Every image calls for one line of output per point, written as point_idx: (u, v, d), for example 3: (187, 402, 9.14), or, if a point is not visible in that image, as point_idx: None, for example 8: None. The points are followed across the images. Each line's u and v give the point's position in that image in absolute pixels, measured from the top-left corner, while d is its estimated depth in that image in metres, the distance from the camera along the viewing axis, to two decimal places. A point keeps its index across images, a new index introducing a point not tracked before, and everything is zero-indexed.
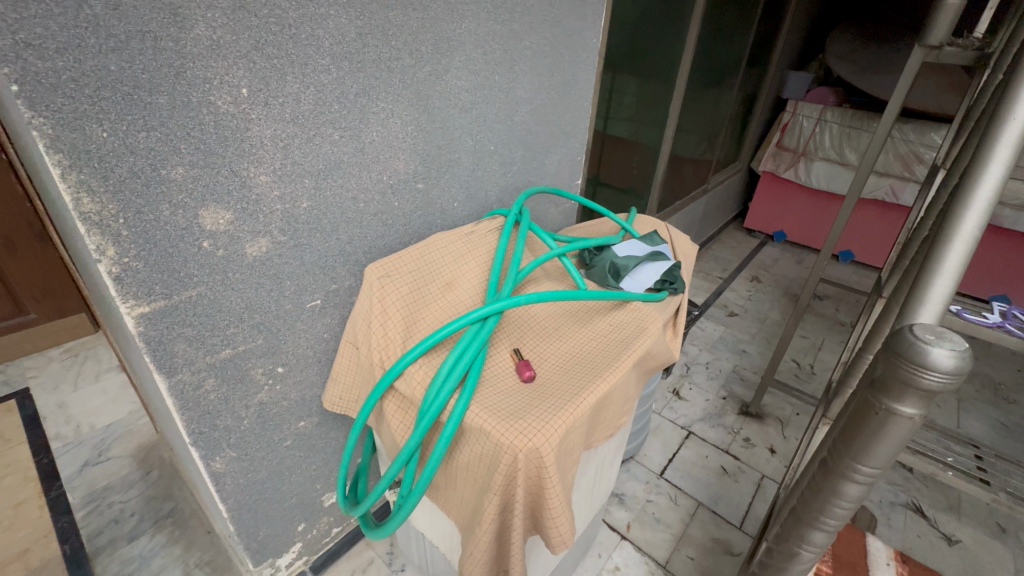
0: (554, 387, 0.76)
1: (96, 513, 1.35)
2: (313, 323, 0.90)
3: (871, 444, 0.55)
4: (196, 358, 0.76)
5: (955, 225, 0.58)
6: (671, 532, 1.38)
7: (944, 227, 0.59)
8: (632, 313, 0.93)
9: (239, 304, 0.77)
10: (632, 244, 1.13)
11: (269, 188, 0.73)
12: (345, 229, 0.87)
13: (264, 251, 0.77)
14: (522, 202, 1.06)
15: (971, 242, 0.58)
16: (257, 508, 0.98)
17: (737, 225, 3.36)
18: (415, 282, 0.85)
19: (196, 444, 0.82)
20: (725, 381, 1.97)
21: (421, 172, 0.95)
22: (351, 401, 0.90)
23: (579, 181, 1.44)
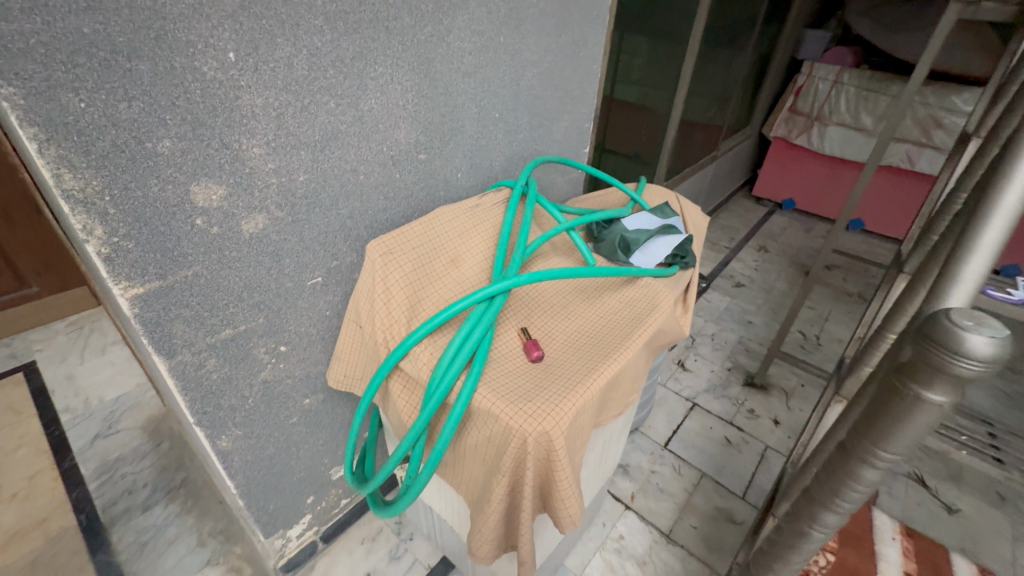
0: (562, 368, 0.74)
1: (109, 484, 1.36)
2: (314, 301, 0.88)
3: (894, 430, 0.53)
4: (196, 339, 0.74)
5: (995, 200, 0.55)
6: (674, 502, 1.40)
7: (983, 202, 0.55)
8: (642, 289, 0.90)
9: (238, 283, 0.75)
10: (642, 216, 1.09)
11: (264, 161, 0.70)
12: (345, 203, 0.83)
13: (261, 228, 0.74)
14: (528, 172, 1.01)
15: (1012, 218, 0.54)
16: (266, 483, 0.98)
17: (746, 193, 3.28)
18: (419, 259, 0.82)
19: (201, 423, 0.81)
20: (730, 352, 1.96)
21: (423, 142, 0.90)
22: (356, 379, 0.89)
23: (586, 149, 1.38)
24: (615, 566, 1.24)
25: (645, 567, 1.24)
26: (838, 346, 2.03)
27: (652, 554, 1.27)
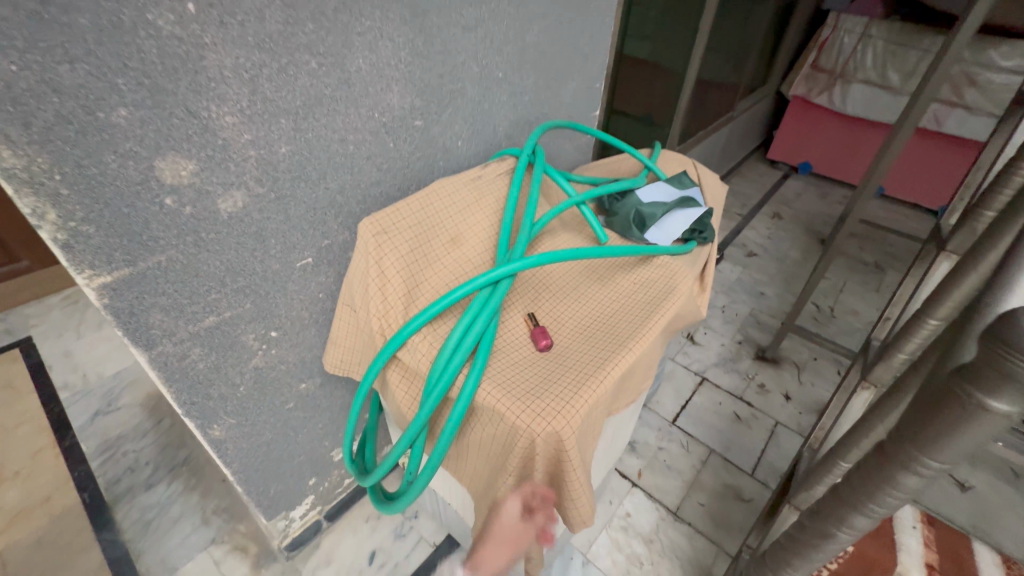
0: (573, 359, 0.69)
1: (112, 462, 1.34)
2: (305, 283, 0.82)
3: (945, 438, 0.48)
4: (177, 328, 0.68)
5: None
6: (682, 479, 1.38)
7: None
8: (659, 269, 0.83)
9: (219, 267, 0.69)
10: (658, 187, 1.00)
11: (238, 131, 0.62)
12: (334, 176, 0.76)
13: (241, 207, 0.67)
14: (536, 139, 0.93)
15: None
16: (264, 469, 0.95)
17: (760, 156, 3.14)
18: (417, 238, 0.75)
19: (190, 413, 0.77)
20: (741, 325, 1.91)
21: (419, 106, 0.81)
22: (353, 365, 0.84)
23: (597, 112, 1.28)
24: (621, 543, 1.23)
25: (651, 545, 1.23)
26: (853, 319, 1.97)
27: (658, 532, 1.26)
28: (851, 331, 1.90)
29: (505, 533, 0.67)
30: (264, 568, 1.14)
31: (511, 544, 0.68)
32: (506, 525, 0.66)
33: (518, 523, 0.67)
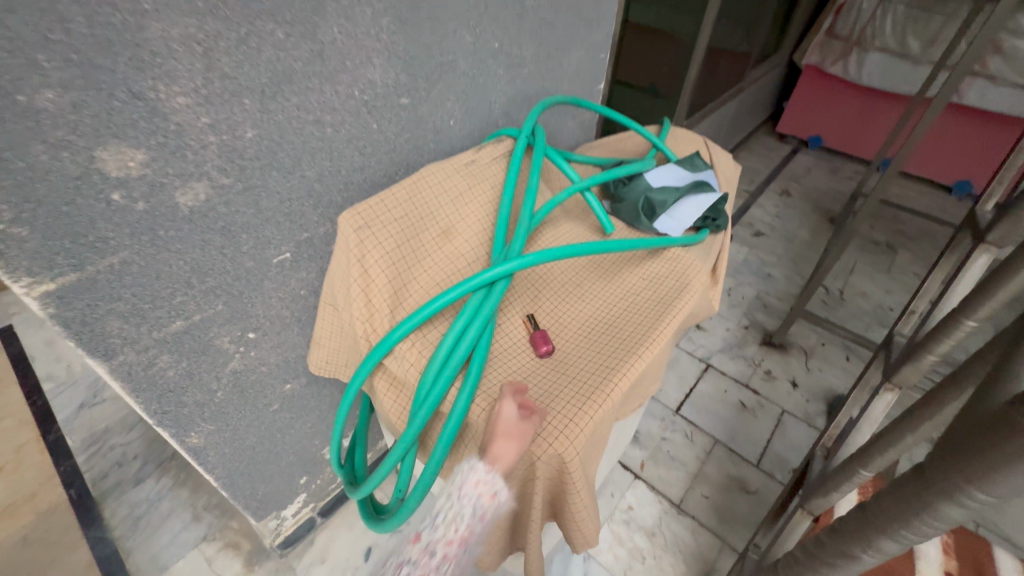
0: (578, 366, 0.63)
1: (99, 456, 1.30)
2: (284, 280, 0.75)
3: (1002, 473, 0.42)
4: (140, 336, 0.62)
5: None
6: (686, 470, 1.34)
7: None
8: (670, 263, 0.76)
9: (184, 267, 0.62)
10: (669, 170, 0.92)
11: (194, 114, 0.54)
12: (311, 162, 0.68)
13: (204, 200, 0.59)
14: (535, 118, 0.84)
15: None
16: (250, 472, 0.91)
17: (769, 129, 3.02)
18: (404, 233, 0.67)
19: (163, 423, 0.71)
20: (748, 308, 1.85)
21: (405, 82, 0.73)
22: (339, 366, 0.77)
23: (602, 85, 1.19)
24: (624, 538, 1.20)
25: (654, 539, 1.20)
26: (862, 301, 1.91)
27: (661, 525, 1.23)
28: (861, 315, 1.85)
29: (499, 429, 0.54)
30: (257, 566, 1.12)
31: (507, 440, 0.53)
32: (499, 419, 0.54)
33: (516, 423, 0.54)
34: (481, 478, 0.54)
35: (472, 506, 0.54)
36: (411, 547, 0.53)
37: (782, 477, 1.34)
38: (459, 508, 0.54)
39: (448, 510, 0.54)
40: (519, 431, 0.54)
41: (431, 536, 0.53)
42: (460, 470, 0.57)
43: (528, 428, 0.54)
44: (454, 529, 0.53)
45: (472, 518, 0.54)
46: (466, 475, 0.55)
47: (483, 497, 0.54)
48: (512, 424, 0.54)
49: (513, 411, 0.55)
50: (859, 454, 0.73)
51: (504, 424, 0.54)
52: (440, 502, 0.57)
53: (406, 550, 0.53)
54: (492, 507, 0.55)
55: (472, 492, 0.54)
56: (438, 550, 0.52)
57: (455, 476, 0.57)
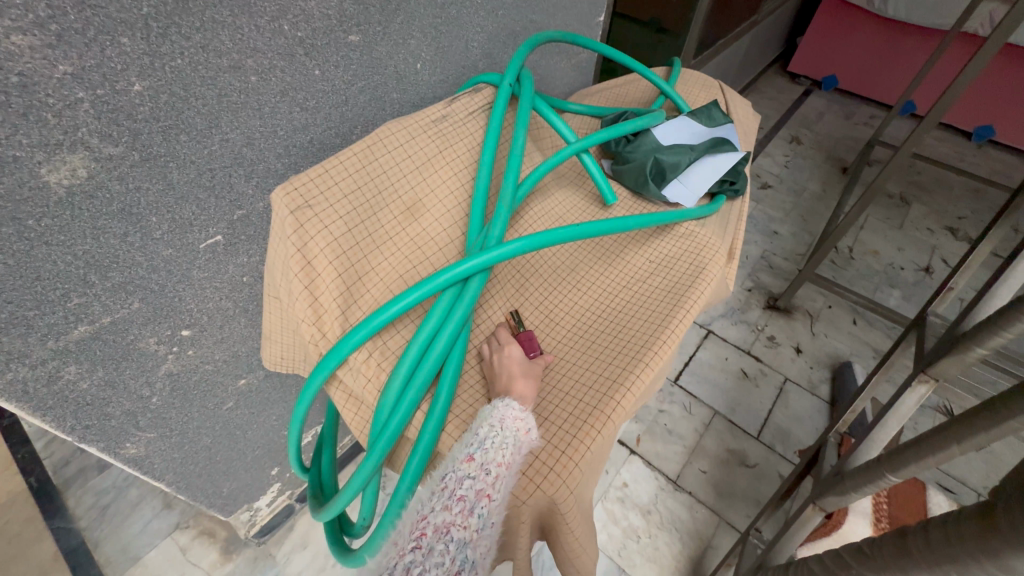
0: (573, 372, 0.53)
1: (59, 441, 1.21)
2: (219, 267, 0.62)
3: None
4: (30, 349, 0.50)
5: None
6: (684, 444, 1.28)
7: None
8: (682, 241, 0.65)
9: (76, 262, 0.49)
10: (681, 123, 0.78)
11: (43, 60, 0.39)
12: (233, 122, 0.53)
13: (87, 178, 0.46)
14: (521, 58, 0.68)
15: None
16: (209, 472, 0.82)
17: (780, 69, 2.78)
18: (357, 214, 0.54)
19: (88, 438, 0.61)
20: (752, 269, 1.74)
21: (352, 13, 0.57)
22: (297, 363, 0.66)
23: (602, 17, 1.00)
24: (618, 516, 1.16)
25: (649, 517, 1.16)
26: (872, 260, 1.80)
27: (657, 502, 1.18)
28: (870, 275, 1.75)
29: (513, 370, 0.50)
30: (235, 554, 1.07)
31: (523, 381, 0.49)
32: (510, 362, 0.50)
33: (524, 368, 0.50)
34: (519, 416, 0.45)
35: (514, 439, 0.44)
36: (463, 464, 0.44)
37: (783, 450, 1.29)
38: (502, 441, 0.44)
39: (494, 438, 0.44)
40: (532, 371, 0.50)
41: (483, 455, 0.44)
42: (488, 407, 0.47)
43: (535, 372, 0.50)
44: (504, 455, 0.43)
45: (518, 449, 0.45)
46: (502, 412, 0.45)
47: (522, 433, 0.45)
48: (524, 368, 0.50)
49: (519, 354, 0.51)
50: (886, 457, 0.64)
51: (516, 366, 0.50)
52: (479, 427, 0.46)
53: (458, 466, 0.44)
54: (531, 443, 0.46)
55: (512, 427, 0.45)
56: (492, 470, 0.43)
57: (483, 411, 0.46)
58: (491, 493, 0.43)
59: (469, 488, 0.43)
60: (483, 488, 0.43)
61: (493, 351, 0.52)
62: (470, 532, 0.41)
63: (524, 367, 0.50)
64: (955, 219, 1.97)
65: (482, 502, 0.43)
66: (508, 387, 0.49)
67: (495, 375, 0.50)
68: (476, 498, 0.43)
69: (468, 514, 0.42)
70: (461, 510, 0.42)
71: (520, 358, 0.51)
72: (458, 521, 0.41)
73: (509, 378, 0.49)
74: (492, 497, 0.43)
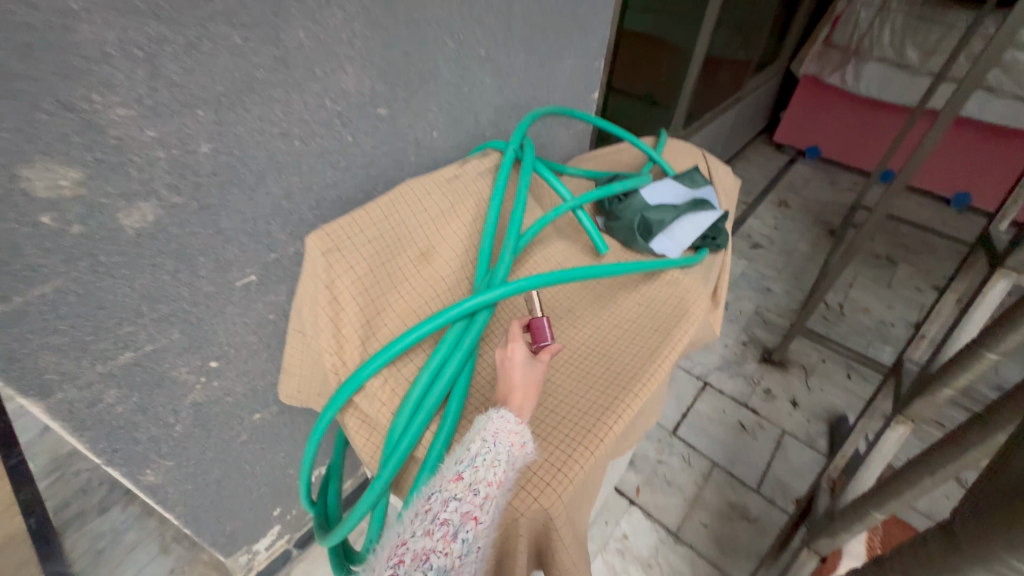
0: (569, 398, 0.57)
1: (62, 483, 1.22)
2: (249, 304, 0.69)
3: None
4: (81, 370, 0.56)
5: None
6: (683, 496, 1.28)
7: None
8: (669, 287, 0.72)
9: (132, 295, 0.56)
10: (666, 186, 0.87)
11: (137, 127, 0.48)
12: (277, 178, 0.62)
13: (154, 221, 0.54)
14: (524, 129, 0.79)
15: None
16: (216, 507, 0.84)
17: (766, 139, 2.99)
18: (379, 256, 0.62)
19: (114, 461, 0.65)
20: (747, 324, 1.80)
21: (382, 91, 0.67)
22: (312, 397, 0.72)
23: (596, 94, 1.14)
24: (618, 569, 1.14)
25: (650, 571, 1.14)
26: (863, 317, 1.86)
27: (658, 556, 1.17)
28: (861, 331, 1.80)
29: (513, 382, 0.49)
30: None
31: (519, 396, 0.48)
32: (510, 368, 0.49)
33: (524, 375, 0.49)
34: (514, 429, 0.46)
35: (508, 455, 0.45)
36: (451, 484, 0.44)
37: (783, 503, 1.29)
38: (496, 457, 0.44)
39: (486, 454, 0.45)
40: (533, 372, 0.50)
41: (472, 475, 0.44)
42: (483, 417, 0.47)
43: (535, 375, 0.50)
44: (495, 472, 0.44)
45: (511, 466, 0.45)
46: (498, 425, 0.46)
47: (518, 446, 0.46)
48: (526, 379, 0.49)
49: (524, 353, 0.50)
50: (870, 494, 0.67)
51: (517, 372, 0.49)
52: (470, 443, 0.46)
53: (445, 486, 0.44)
54: (526, 458, 0.47)
55: (506, 442, 0.46)
56: (481, 491, 0.44)
57: (477, 422, 0.47)
58: (477, 516, 0.43)
59: (454, 511, 0.43)
60: (470, 510, 0.43)
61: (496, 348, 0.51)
62: (451, 559, 0.41)
63: (527, 373, 0.50)
64: (940, 278, 2.05)
65: (467, 525, 0.42)
66: (505, 399, 0.48)
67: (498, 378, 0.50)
68: (461, 521, 0.42)
69: (450, 540, 0.41)
70: (443, 535, 0.41)
71: (524, 361, 0.50)
72: (439, 548, 0.41)
73: (508, 387, 0.49)
74: (478, 521, 0.43)
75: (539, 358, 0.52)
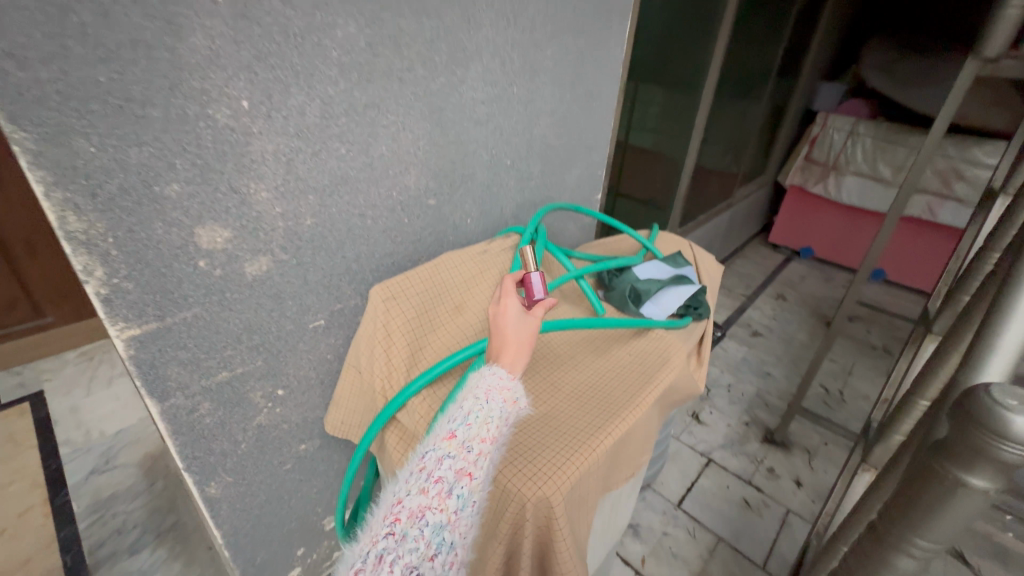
0: (568, 420, 0.70)
1: (99, 524, 1.30)
2: (315, 344, 0.86)
3: (933, 516, 0.48)
4: (190, 382, 0.72)
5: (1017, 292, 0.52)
6: (689, 569, 1.29)
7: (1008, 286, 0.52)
8: (653, 342, 0.88)
9: (238, 325, 0.74)
10: (654, 266, 1.06)
11: (271, 206, 0.70)
12: (351, 247, 0.83)
13: (265, 270, 0.73)
14: (539, 217, 1.01)
15: None
16: (254, 533, 0.94)
17: (762, 240, 3.24)
18: (424, 305, 0.80)
19: (190, 469, 0.78)
20: (749, 406, 1.87)
21: (433, 187, 0.91)
22: (353, 428, 0.85)
23: (599, 196, 1.38)
24: None
25: None
26: (864, 403, 1.93)
27: None
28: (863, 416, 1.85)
29: (506, 336, 0.61)
30: None
31: (511, 350, 0.60)
32: (504, 327, 0.62)
33: (517, 333, 0.62)
34: (505, 389, 0.56)
35: (501, 411, 0.55)
36: (445, 443, 0.53)
37: None
38: (488, 415, 0.54)
39: (479, 412, 0.54)
40: (525, 325, 0.63)
41: (465, 435, 0.53)
42: (477, 376, 0.58)
43: (525, 328, 0.63)
44: (488, 429, 0.54)
45: (501, 420, 0.55)
46: (490, 386, 0.56)
47: (508, 403, 0.56)
48: (516, 333, 0.62)
49: (516, 310, 0.64)
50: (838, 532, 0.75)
51: (510, 329, 0.62)
52: (465, 401, 0.56)
53: (440, 445, 0.53)
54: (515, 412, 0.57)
55: (498, 398, 0.55)
56: (474, 448, 0.53)
57: (472, 380, 0.57)
58: (471, 472, 0.52)
59: (448, 469, 0.51)
60: (464, 468, 0.52)
61: (493, 307, 0.65)
62: (447, 514, 0.49)
63: (517, 329, 0.63)
64: None
65: (462, 482, 0.51)
66: (499, 351, 0.61)
67: (492, 334, 0.63)
68: (455, 478, 0.51)
69: (445, 496, 0.50)
70: (438, 492, 0.50)
71: (516, 317, 0.64)
72: (435, 505, 0.49)
73: (502, 344, 0.61)
74: (471, 476, 0.51)
75: (533, 312, 0.65)
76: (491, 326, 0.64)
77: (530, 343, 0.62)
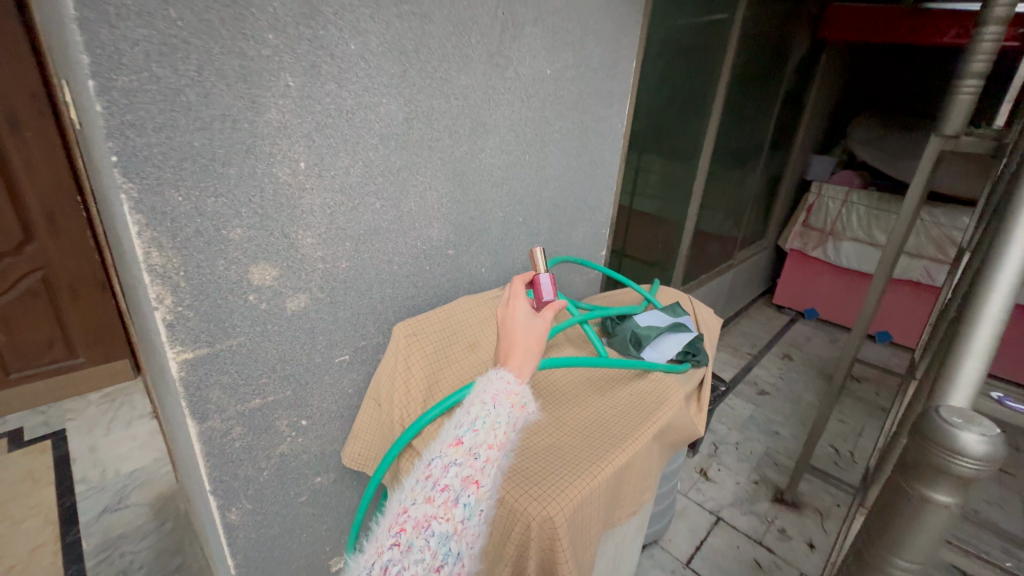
0: (571, 450, 0.75)
1: (106, 563, 1.30)
2: (339, 377, 0.93)
3: (908, 535, 0.52)
4: (227, 406, 0.79)
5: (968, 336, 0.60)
6: None
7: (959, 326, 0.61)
8: (653, 383, 0.93)
9: (273, 355, 0.82)
10: (654, 315, 1.14)
11: (314, 250, 0.80)
12: (378, 289, 0.92)
13: (303, 307, 0.82)
14: None
15: (986, 356, 0.59)
16: (264, 567, 0.96)
17: (767, 301, 3.31)
18: (441, 343, 0.88)
19: (216, 492, 0.83)
20: (757, 464, 1.86)
21: (453, 240, 1.02)
22: (368, 460, 0.89)
23: (603, 252, 1.49)
24: None
25: None
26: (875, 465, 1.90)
27: None
28: None
29: (515, 339, 0.67)
30: None
31: (518, 354, 0.66)
32: (513, 331, 0.67)
33: (523, 336, 0.67)
34: (512, 395, 0.62)
35: (508, 417, 0.60)
36: (451, 450, 0.58)
37: None
38: (496, 421, 0.60)
39: (486, 418, 0.59)
40: (533, 326, 0.68)
41: (472, 442, 0.58)
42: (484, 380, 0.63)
43: (531, 328, 0.68)
44: (496, 436, 0.59)
45: (508, 426, 0.60)
46: (498, 393, 0.62)
47: (515, 408, 0.61)
48: (524, 336, 0.67)
49: (525, 312, 0.69)
50: None
51: (518, 331, 0.67)
52: (472, 406, 0.61)
53: (447, 452, 0.58)
54: (523, 416, 0.62)
55: (505, 402, 0.61)
56: (481, 454, 0.58)
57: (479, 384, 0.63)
58: (478, 480, 0.56)
59: (455, 477, 0.56)
60: (470, 476, 0.56)
61: (502, 307, 0.70)
62: (452, 524, 0.54)
63: (525, 331, 0.68)
64: None
65: (467, 491, 0.56)
66: (507, 355, 0.66)
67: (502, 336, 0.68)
68: (461, 487, 0.56)
69: (451, 506, 0.54)
70: (444, 502, 0.54)
71: (525, 320, 0.68)
72: (441, 514, 0.54)
73: (510, 347, 0.66)
74: (477, 484, 0.56)
75: (543, 314, 0.70)
76: (500, 328, 0.69)
77: (536, 346, 0.67)
